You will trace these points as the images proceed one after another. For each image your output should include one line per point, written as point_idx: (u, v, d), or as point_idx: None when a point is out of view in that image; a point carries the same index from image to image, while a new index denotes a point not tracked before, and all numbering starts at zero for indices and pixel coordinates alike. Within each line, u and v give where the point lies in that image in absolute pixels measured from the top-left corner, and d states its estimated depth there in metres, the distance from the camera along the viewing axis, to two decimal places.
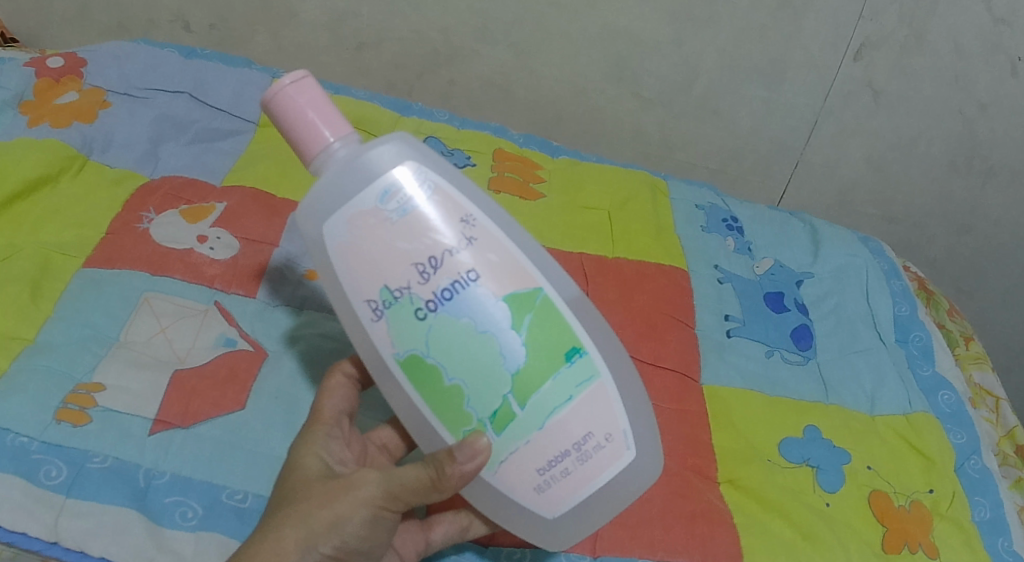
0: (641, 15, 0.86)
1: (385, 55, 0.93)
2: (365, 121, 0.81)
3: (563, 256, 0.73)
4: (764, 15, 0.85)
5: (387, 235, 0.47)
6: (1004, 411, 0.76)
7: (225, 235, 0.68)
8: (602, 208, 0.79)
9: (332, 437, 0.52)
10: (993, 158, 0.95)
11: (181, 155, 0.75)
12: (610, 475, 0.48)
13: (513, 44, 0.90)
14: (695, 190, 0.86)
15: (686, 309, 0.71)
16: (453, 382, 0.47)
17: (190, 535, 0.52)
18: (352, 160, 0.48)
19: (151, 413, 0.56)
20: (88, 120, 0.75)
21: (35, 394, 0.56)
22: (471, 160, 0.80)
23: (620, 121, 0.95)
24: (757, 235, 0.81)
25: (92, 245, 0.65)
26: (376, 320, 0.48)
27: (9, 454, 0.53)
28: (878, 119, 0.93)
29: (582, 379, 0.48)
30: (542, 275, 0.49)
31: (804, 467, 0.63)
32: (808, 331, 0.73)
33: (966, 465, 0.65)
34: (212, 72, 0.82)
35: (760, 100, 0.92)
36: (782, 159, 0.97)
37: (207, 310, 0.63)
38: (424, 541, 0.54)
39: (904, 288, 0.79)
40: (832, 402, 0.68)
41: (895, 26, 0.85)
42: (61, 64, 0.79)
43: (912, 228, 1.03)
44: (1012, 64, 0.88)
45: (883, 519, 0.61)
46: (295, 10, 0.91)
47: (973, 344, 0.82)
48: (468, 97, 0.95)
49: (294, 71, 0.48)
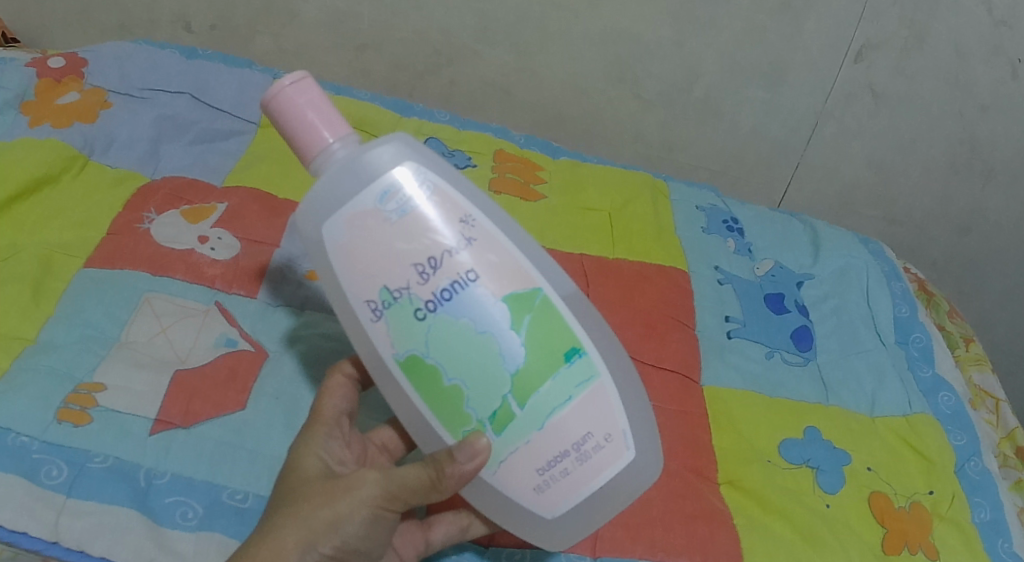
0: (642, 16, 0.86)
1: (386, 56, 0.93)
2: (366, 122, 0.82)
3: (563, 257, 0.73)
4: (765, 17, 0.85)
5: (387, 236, 0.47)
6: (1004, 413, 0.77)
7: (226, 235, 0.68)
8: (602, 210, 0.79)
9: (332, 437, 0.52)
10: (994, 159, 0.95)
11: (182, 155, 0.75)
12: (610, 475, 0.48)
13: (514, 46, 0.90)
14: (696, 191, 0.86)
15: (686, 310, 0.71)
16: (453, 382, 0.47)
17: (190, 535, 0.52)
18: (352, 160, 0.48)
19: (151, 413, 0.57)
20: (90, 120, 0.75)
21: (36, 393, 0.56)
22: (471, 161, 0.80)
23: (621, 122, 0.95)
24: (757, 237, 0.81)
25: (93, 245, 0.65)
26: (376, 320, 0.48)
27: (10, 454, 0.53)
28: (878, 120, 0.93)
29: (582, 379, 0.48)
30: (542, 276, 0.49)
31: (804, 468, 0.63)
32: (808, 333, 0.73)
33: (965, 467, 0.65)
34: (214, 72, 0.82)
35: (761, 101, 0.92)
36: (783, 160, 0.97)
37: (208, 310, 0.63)
38: (424, 541, 0.54)
39: (904, 290, 0.79)
40: (832, 403, 0.68)
41: (895, 28, 0.85)
42: (62, 64, 0.80)
43: (912, 230, 1.03)
44: (1012, 66, 0.88)
45: (883, 520, 0.61)
46: (296, 11, 0.91)
47: (973, 346, 0.82)
48: (469, 98, 0.95)
49: (293, 72, 0.48)
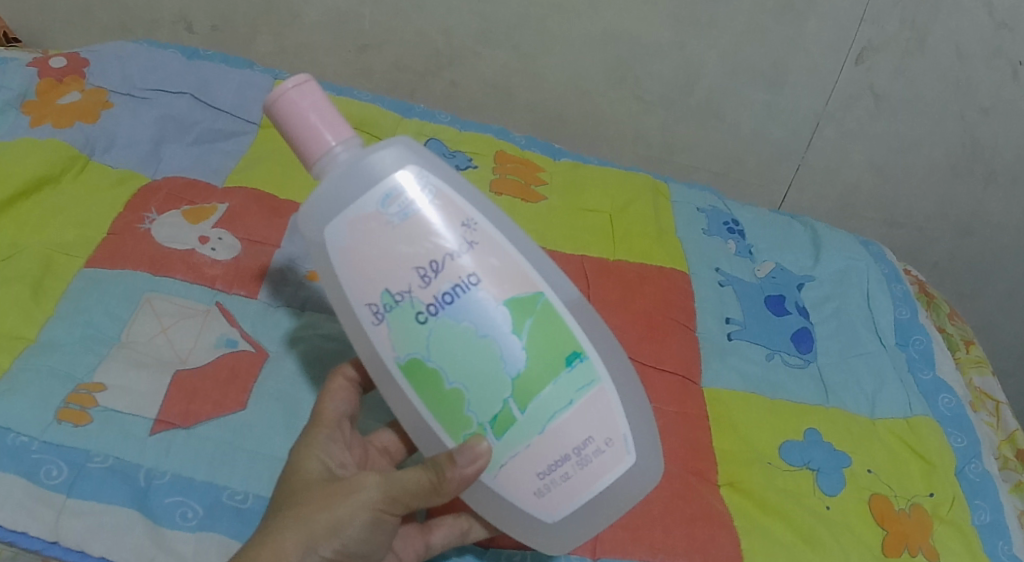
0: (643, 17, 0.86)
1: (388, 57, 0.93)
2: (367, 123, 0.82)
3: (564, 258, 0.73)
4: (766, 18, 0.85)
5: (388, 240, 0.47)
6: (1004, 415, 0.77)
7: (227, 236, 0.68)
8: (603, 211, 0.79)
9: (332, 440, 0.52)
10: (994, 161, 0.95)
11: (183, 155, 0.75)
12: (611, 479, 0.48)
13: (515, 47, 0.90)
14: (696, 193, 0.86)
15: (687, 312, 0.71)
16: (454, 386, 0.47)
17: (190, 535, 0.52)
18: (354, 164, 0.48)
19: (152, 413, 0.57)
20: (91, 120, 0.75)
21: (36, 393, 0.56)
22: (472, 163, 0.80)
23: (622, 123, 0.95)
24: (757, 239, 0.81)
25: (93, 245, 0.65)
26: (377, 324, 0.48)
27: (10, 454, 0.53)
28: (879, 122, 0.93)
29: (582, 383, 0.48)
30: (543, 280, 0.49)
31: (805, 470, 0.63)
32: (808, 335, 0.73)
33: (965, 469, 0.65)
34: (215, 72, 0.82)
35: (762, 103, 0.92)
36: (784, 162, 0.97)
37: (208, 310, 0.63)
38: (424, 544, 0.54)
39: (905, 292, 0.79)
40: (833, 405, 0.68)
41: (896, 30, 0.85)
42: (63, 64, 0.80)
43: (913, 232, 1.03)
44: (1012, 68, 0.88)
45: (883, 522, 0.61)
46: (297, 12, 0.91)
47: (973, 349, 0.82)
48: (470, 99, 0.95)
49: (296, 76, 0.48)
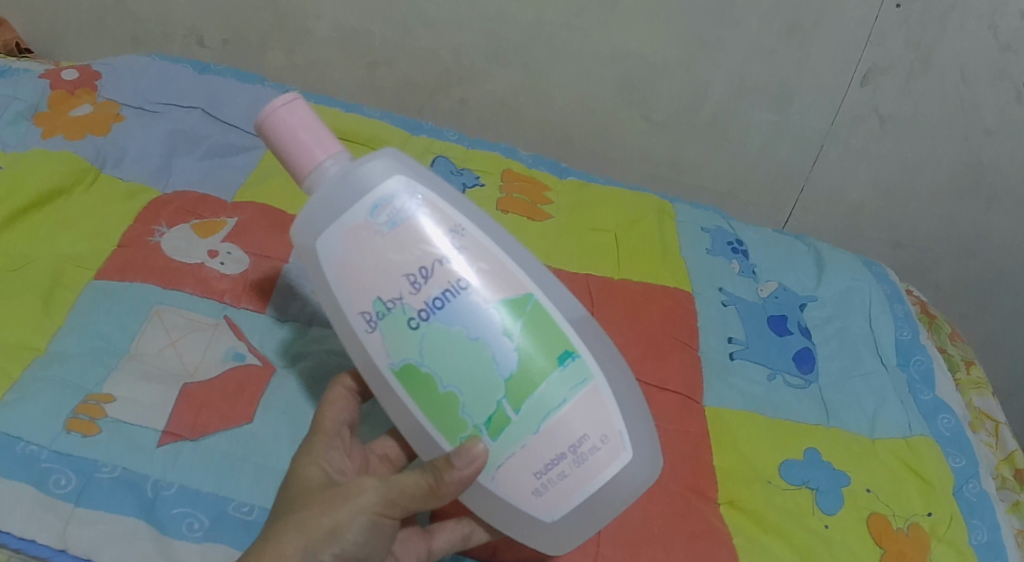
0: (650, 37, 0.87)
1: (396, 74, 0.95)
2: (377, 140, 0.82)
3: (569, 277, 0.74)
4: (772, 39, 0.86)
5: (379, 249, 0.48)
6: (1004, 435, 0.77)
7: (236, 250, 0.68)
8: (609, 230, 0.80)
9: (332, 447, 0.53)
10: (998, 182, 0.96)
11: (193, 169, 0.76)
12: (608, 476, 0.49)
13: (525, 65, 0.91)
14: (703, 212, 0.87)
15: (690, 331, 0.72)
16: (448, 389, 0.48)
17: (196, 545, 0.53)
18: (343, 176, 0.49)
19: (160, 425, 0.57)
20: (102, 133, 0.76)
21: (46, 403, 0.57)
22: (479, 181, 0.82)
23: (628, 142, 0.96)
24: (762, 259, 0.82)
25: (105, 257, 0.66)
26: (370, 331, 0.48)
27: (20, 462, 0.54)
28: (884, 143, 0.94)
29: (575, 382, 0.48)
30: (534, 283, 0.50)
31: (804, 490, 0.63)
32: (810, 354, 0.73)
33: (965, 488, 0.66)
34: (226, 88, 0.83)
35: (768, 123, 0.93)
36: (789, 183, 0.98)
37: (218, 324, 0.64)
38: (426, 549, 0.54)
39: (906, 313, 0.80)
40: (833, 425, 0.68)
41: (902, 52, 0.86)
42: (75, 76, 0.81)
43: (917, 252, 1.03)
44: (1017, 89, 0.89)
45: (882, 541, 0.61)
46: (308, 28, 0.92)
47: (974, 369, 0.82)
48: (479, 116, 0.97)
49: (284, 95, 0.50)
